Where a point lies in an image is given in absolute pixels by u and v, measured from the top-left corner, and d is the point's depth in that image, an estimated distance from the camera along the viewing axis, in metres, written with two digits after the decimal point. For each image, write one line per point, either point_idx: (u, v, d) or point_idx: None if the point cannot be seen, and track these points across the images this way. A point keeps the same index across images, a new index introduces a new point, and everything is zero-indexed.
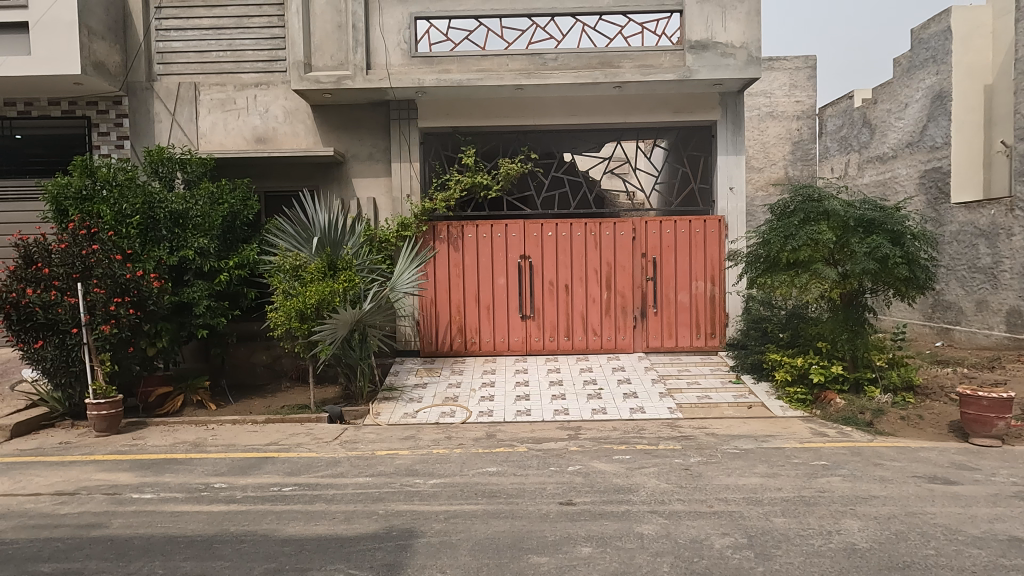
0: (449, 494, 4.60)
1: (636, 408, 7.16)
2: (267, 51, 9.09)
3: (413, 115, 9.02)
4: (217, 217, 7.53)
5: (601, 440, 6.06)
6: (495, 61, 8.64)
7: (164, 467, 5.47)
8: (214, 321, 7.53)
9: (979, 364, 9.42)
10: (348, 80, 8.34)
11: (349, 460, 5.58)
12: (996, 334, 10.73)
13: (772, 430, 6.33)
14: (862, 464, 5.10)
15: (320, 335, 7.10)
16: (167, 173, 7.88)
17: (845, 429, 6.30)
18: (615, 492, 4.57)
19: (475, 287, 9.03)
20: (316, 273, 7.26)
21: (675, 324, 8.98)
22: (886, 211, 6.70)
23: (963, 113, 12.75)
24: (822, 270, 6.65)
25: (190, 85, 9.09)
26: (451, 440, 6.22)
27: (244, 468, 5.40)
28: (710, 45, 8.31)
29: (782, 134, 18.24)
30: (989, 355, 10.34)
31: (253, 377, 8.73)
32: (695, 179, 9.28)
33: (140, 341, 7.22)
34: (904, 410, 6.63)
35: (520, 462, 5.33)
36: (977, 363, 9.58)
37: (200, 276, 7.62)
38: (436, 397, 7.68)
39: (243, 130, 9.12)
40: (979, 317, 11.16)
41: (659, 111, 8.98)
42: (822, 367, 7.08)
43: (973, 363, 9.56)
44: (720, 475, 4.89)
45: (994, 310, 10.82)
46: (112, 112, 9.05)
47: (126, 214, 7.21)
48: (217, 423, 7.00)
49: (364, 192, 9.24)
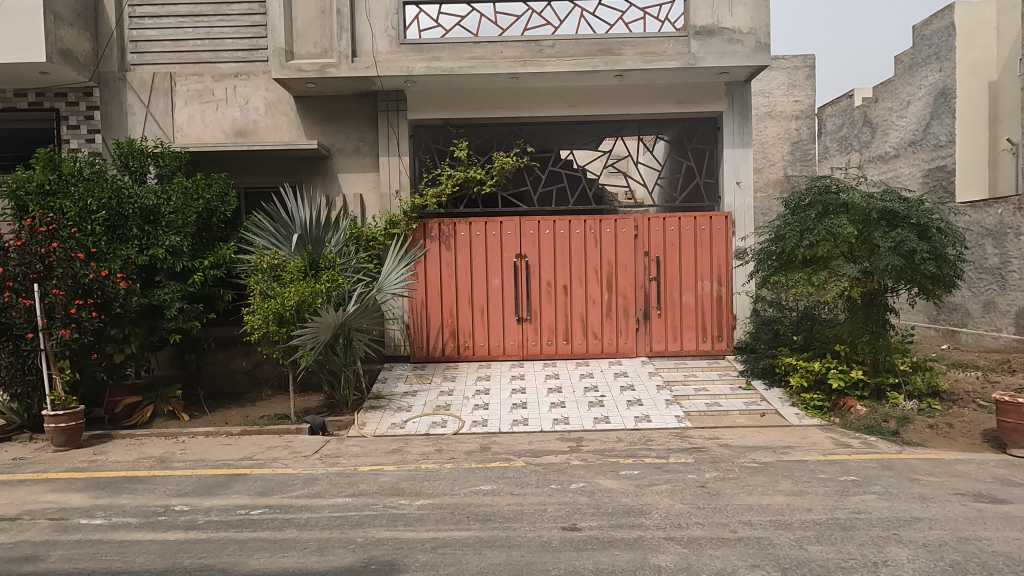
0: (438, 518, 4.08)
1: (642, 417, 6.66)
2: (247, 40, 8.59)
3: (401, 106, 8.52)
4: (190, 213, 7.00)
5: (605, 453, 5.53)
6: (489, 48, 8.15)
7: (122, 486, 4.93)
8: (188, 325, 6.97)
9: (995, 368, 8.93)
10: (332, 68, 7.82)
11: (328, 478, 5.04)
12: (1005, 337, 10.28)
13: (790, 441, 5.83)
14: (897, 480, 4.61)
15: (300, 340, 6.57)
16: (138, 167, 7.36)
17: (870, 440, 5.80)
18: (626, 514, 4.05)
19: (469, 288, 8.52)
20: (296, 273, 6.72)
21: (679, 326, 8.49)
22: (911, 203, 6.18)
23: (967, 110, 12.39)
24: (841, 268, 6.18)
25: (166, 75, 8.58)
26: (442, 454, 5.70)
27: (211, 487, 4.87)
28: (716, 31, 7.82)
29: (781, 135, 17.62)
30: (999, 358, 9.88)
31: (233, 386, 8.20)
32: (700, 174, 8.81)
33: (106, 347, 6.70)
34: (931, 418, 6.15)
35: (517, 479, 4.80)
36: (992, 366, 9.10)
37: (172, 277, 7.07)
38: (426, 405, 7.16)
39: (222, 123, 8.62)
40: (987, 319, 10.69)
41: (662, 101, 8.49)
42: (841, 372, 6.62)
43: (988, 367, 9.09)
44: (741, 494, 4.37)
45: (1003, 312, 10.36)
46: (82, 104, 8.51)
47: (92, 209, 6.64)
48: (189, 435, 6.47)
49: (350, 189, 8.72)
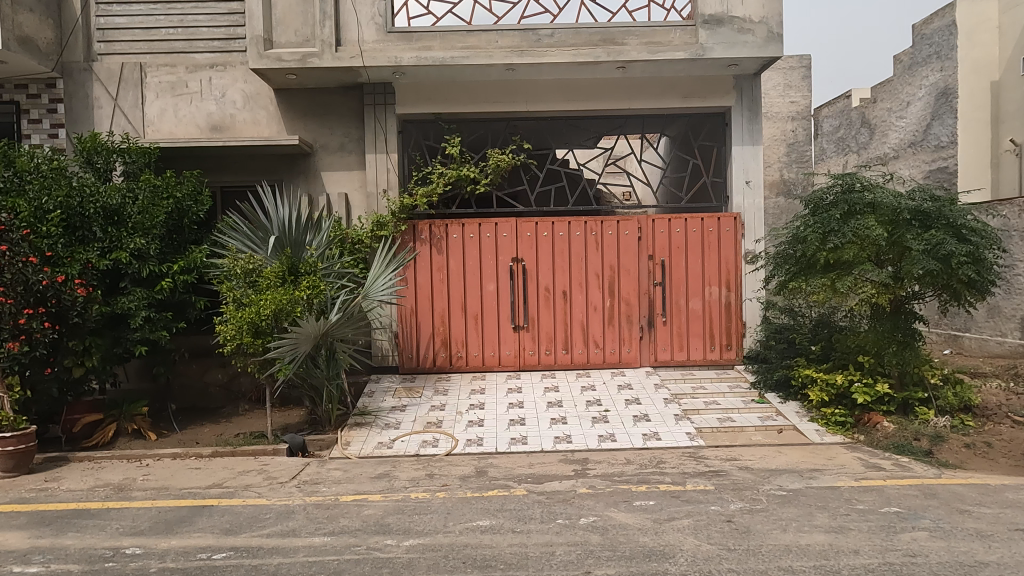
0: (429, 564, 3.53)
1: (650, 434, 6.13)
2: (224, 28, 8.00)
3: (389, 99, 7.96)
4: (158, 212, 6.40)
5: (614, 479, 4.98)
6: (483, 38, 7.64)
7: (70, 522, 4.34)
8: (154, 335, 6.34)
9: (1004, 375, 8.40)
10: (315, 58, 7.24)
11: (305, 510, 4.47)
12: (1010, 341, 9.78)
13: (815, 463, 5.32)
14: (946, 512, 4.11)
15: (277, 351, 6.00)
16: (103, 164, 6.77)
17: (902, 460, 5.31)
18: (647, 559, 3.51)
19: (462, 295, 7.97)
20: (273, 278, 6.11)
21: (686, 334, 7.98)
22: (945, 203, 5.72)
23: (969, 110, 12.01)
24: (868, 273, 5.70)
25: (135, 66, 7.99)
26: (433, 480, 5.13)
27: (171, 523, 4.29)
28: (726, 20, 7.30)
29: (776, 136, 16.95)
30: (1004, 364, 9.37)
31: (208, 400, 7.62)
32: (707, 173, 8.30)
33: (63, 360, 6.13)
34: (967, 436, 5.66)
35: (519, 513, 4.25)
36: (999, 373, 8.57)
37: (139, 283, 6.47)
38: (416, 422, 6.59)
39: (196, 117, 8.04)
40: (991, 323, 10.16)
41: (667, 96, 7.98)
42: (866, 385, 6.15)
43: (995, 373, 8.57)
44: (774, 531, 3.84)
45: (1008, 316, 9.84)
46: (44, 96, 7.89)
47: (47, 208, 6.01)
48: (154, 458, 5.88)
49: (334, 188, 8.14)
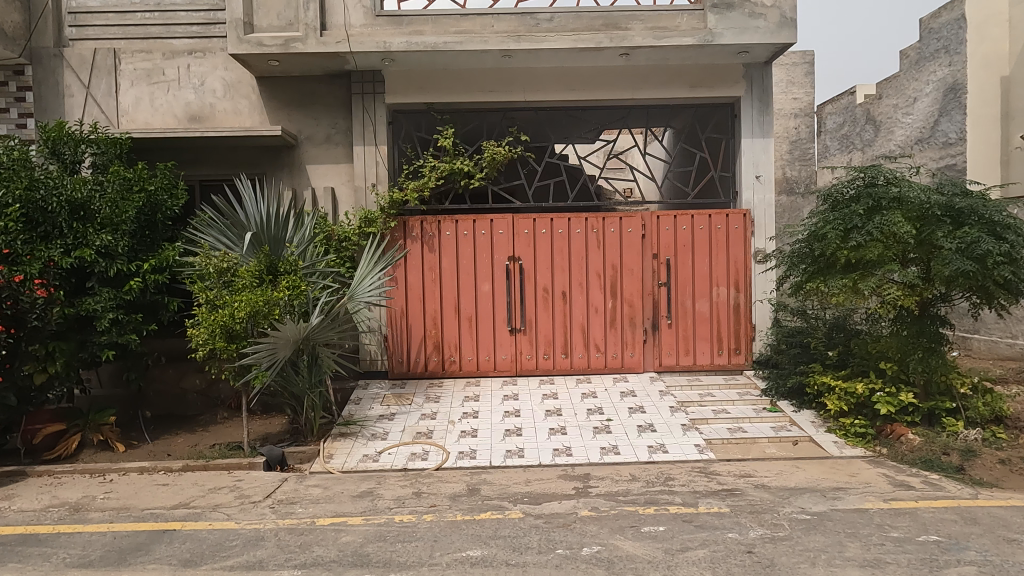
0: None
1: (656, 446, 5.68)
2: (202, 12, 7.53)
3: (379, 88, 7.51)
4: (128, 207, 5.89)
5: (619, 500, 4.52)
6: (478, 22, 7.19)
7: (12, 551, 3.88)
8: (123, 339, 5.89)
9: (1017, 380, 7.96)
10: (297, 42, 6.75)
11: (276, 537, 4.01)
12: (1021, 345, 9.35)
13: (838, 480, 4.88)
14: (992, 541, 3.68)
15: (253, 356, 5.53)
16: (71, 155, 6.30)
17: (933, 477, 4.86)
18: None
19: (455, 296, 7.51)
20: (249, 278, 5.62)
21: (692, 337, 7.54)
22: (978, 197, 5.29)
23: (976, 108, 11.46)
24: (893, 273, 5.27)
25: (108, 52, 7.52)
26: (420, 500, 4.67)
27: (124, 552, 3.83)
28: (737, 3, 6.79)
29: (779, 133, 16.51)
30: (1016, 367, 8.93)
31: (184, 407, 7.20)
32: (714, 166, 7.84)
33: (22, 366, 5.70)
34: (1002, 452, 5.22)
35: (513, 541, 3.81)
36: (1011, 377, 8.13)
37: (106, 283, 6.01)
38: (405, 432, 6.14)
39: (174, 107, 7.57)
40: (1001, 325, 9.73)
41: (672, 85, 7.52)
42: (888, 395, 5.73)
43: (1008, 378, 8.13)
44: (802, 565, 3.40)
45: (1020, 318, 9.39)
46: (12, 84, 7.46)
47: (5, 202, 5.56)
48: (120, 473, 5.43)
49: (320, 181, 7.69)
